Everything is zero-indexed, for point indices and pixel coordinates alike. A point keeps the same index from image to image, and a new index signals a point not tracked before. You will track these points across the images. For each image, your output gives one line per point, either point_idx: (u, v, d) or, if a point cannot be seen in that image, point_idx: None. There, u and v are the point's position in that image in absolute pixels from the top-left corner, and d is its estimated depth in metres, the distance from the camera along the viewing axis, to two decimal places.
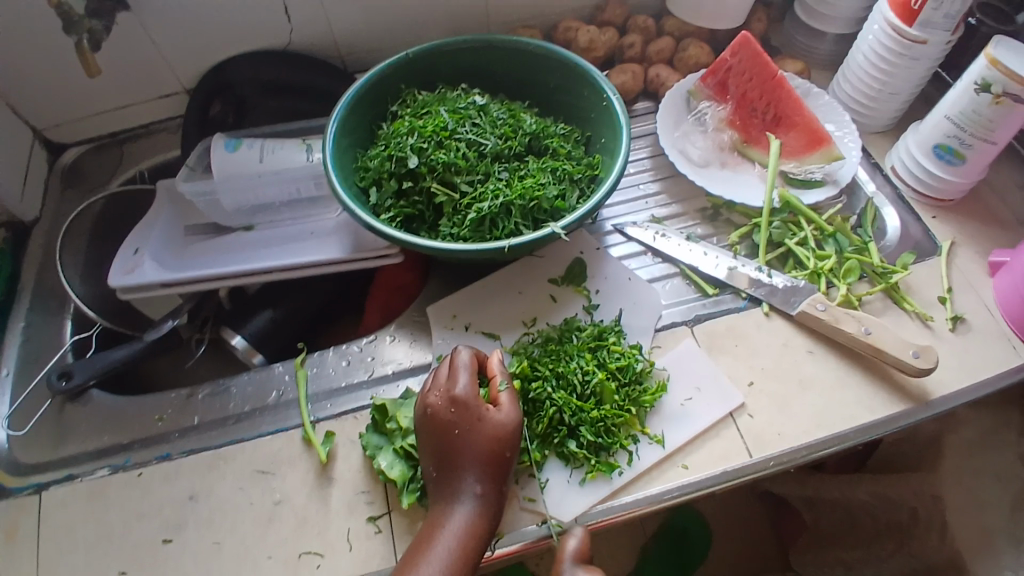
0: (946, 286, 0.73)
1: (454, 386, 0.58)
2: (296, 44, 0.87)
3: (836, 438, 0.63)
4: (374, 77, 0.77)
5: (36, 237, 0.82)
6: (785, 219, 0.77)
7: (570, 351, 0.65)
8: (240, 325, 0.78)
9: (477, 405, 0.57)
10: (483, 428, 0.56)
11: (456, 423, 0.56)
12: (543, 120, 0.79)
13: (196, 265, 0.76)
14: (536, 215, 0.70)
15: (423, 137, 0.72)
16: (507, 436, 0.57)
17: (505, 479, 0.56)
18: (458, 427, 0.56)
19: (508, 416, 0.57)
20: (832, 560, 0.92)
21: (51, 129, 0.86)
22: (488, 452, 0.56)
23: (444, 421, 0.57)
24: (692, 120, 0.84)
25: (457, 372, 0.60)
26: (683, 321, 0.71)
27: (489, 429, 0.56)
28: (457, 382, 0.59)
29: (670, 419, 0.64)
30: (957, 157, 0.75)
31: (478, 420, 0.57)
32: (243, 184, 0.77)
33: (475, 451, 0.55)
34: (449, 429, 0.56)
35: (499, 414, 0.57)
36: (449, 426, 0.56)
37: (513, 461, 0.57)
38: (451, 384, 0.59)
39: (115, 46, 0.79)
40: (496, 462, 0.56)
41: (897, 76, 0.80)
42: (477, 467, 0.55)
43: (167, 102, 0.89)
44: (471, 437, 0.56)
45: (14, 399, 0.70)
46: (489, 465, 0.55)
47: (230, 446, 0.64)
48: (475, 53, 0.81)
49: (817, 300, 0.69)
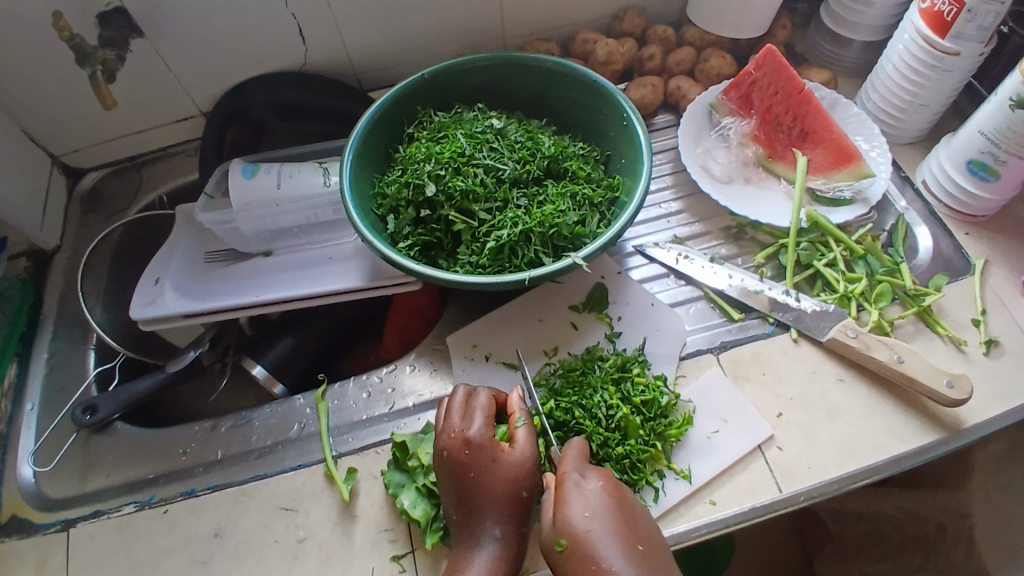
0: (979, 307, 0.71)
1: (468, 428, 0.58)
2: (310, 64, 0.86)
3: (867, 470, 0.61)
4: (389, 100, 0.75)
5: (58, 265, 0.83)
6: (814, 240, 0.75)
7: (594, 384, 0.64)
8: (260, 354, 0.77)
9: (492, 446, 0.57)
10: (499, 469, 0.56)
11: (472, 466, 0.56)
12: (562, 141, 0.78)
13: (216, 293, 0.76)
14: (556, 242, 0.69)
15: (440, 163, 0.71)
16: (525, 476, 0.56)
17: (525, 519, 0.56)
18: (473, 469, 0.56)
19: (524, 455, 0.57)
20: (856, 572, 0.90)
21: (69, 154, 0.86)
22: (506, 493, 0.55)
23: (460, 464, 0.56)
24: (715, 136, 0.82)
25: (471, 412, 0.59)
26: (708, 348, 0.70)
27: (506, 469, 0.56)
28: (471, 423, 0.58)
29: (696, 453, 0.63)
30: (992, 174, 0.72)
31: (494, 461, 0.56)
32: (262, 212, 0.76)
33: (492, 494, 0.55)
34: (465, 472, 0.56)
35: (515, 454, 0.57)
36: (464, 469, 0.56)
37: (533, 500, 0.57)
38: (465, 425, 0.58)
39: (130, 73, 0.79)
40: (514, 502, 0.55)
41: (928, 87, 0.77)
42: (496, 510, 0.54)
43: (183, 125, 0.89)
44: (488, 479, 0.55)
45: (41, 433, 0.71)
46: (508, 507, 0.55)
47: (254, 482, 0.64)
48: (492, 71, 0.79)
49: (847, 326, 0.67)
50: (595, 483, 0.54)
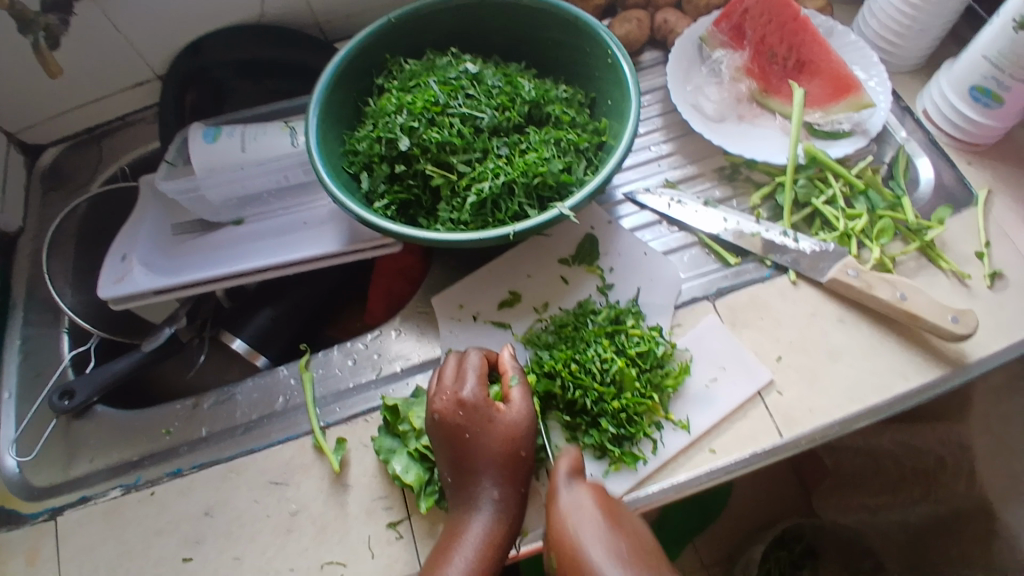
0: (984, 239, 0.68)
1: (460, 388, 0.55)
2: (268, 15, 0.80)
3: (870, 411, 0.60)
4: (354, 48, 0.70)
5: (24, 248, 0.79)
6: (812, 176, 0.72)
7: (586, 338, 0.61)
8: (238, 327, 0.74)
9: (487, 406, 0.55)
10: (495, 429, 0.54)
11: (467, 428, 0.54)
12: (543, 84, 0.73)
13: (187, 267, 0.73)
14: (541, 192, 0.65)
15: (413, 114, 0.67)
16: (522, 435, 0.54)
17: (524, 479, 0.54)
18: (469, 431, 0.54)
19: (520, 413, 0.55)
20: (856, 505, 0.92)
21: (26, 131, 0.81)
22: (503, 454, 0.53)
23: (454, 426, 0.54)
24: (705, 71, 0.78)
25: (464, 372, 0.57)
26: (704, 295, 0.67)
27: (502, 429, 0.54)
28: (464, 384, 0.56)
29: (695, 402, 0.61)
30: (996, 101, 0.68)
31: (489, 422, 0.54)
32: (226, 177, 0.71)
33: (489, 455, 0.53)
34: (460, 434, 0.54)
35: (511, 413, 0.55)
36: (459, 431, 0.54)
37: (531, 460, 0.55)
38: (458, 386, 0.56)
39: (75, 36, 0.73)
40: (512, 462, 0.53)
41: (930, 9, 0.73)
42: (493, 471, 0.53)
43: (141, 91, 0.83)
44: (483, 441, 0.53)
45: (20, 421, 0.69)
46: (506, 468, 0.53)
47: (241, 458, 0.62)
48: (464, 12, 0.73)
49: (847, 265, 0.64)
50: (582, 496, 0.51)
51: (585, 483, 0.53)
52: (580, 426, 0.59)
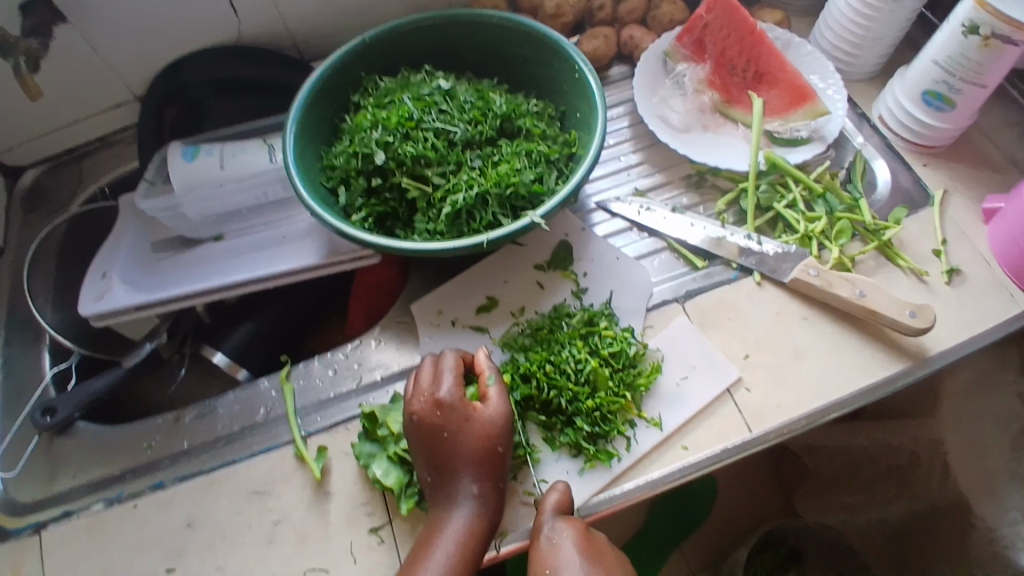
0: (940, 238, 0.71)
1: (437, 389, 0.57)
2: (245, 36, 0.82)
3: (835, 404, 0.62)
4: (330, 67, 0.72)
5: (6, 270, 0.80)
6: (773, 181, 0.75)
7: (561, 340, 0.63)
8: (219, 341, 0.76)
9: (464, 406, 0.56)
10: (472, 427, 0.55)
11: (444, 427, 0.55)
12: (514, 99, 0.75)
13: (168, 283, 0.73)
14: (514, 203, 0.68)
15: (389, 130, 0.69)
16: (499, 432, 0.55)
17: (502, 475, 0.55)
18: (446, 430, 0.55)
19: (496, 411, 0.56)
20: (838, 505, 0.94)
21: (5, 153, 0.82)
22: (480, 451, 0.55)
23: (431, 426, 0.55)
24: (670, 83, 0.81)
25: (441, 374, 0.58)
26: (674, 298, 0.69)
27: (479, 427, 0.55)
28: (441, 385, 0.57)
29: (668, 399, 0.63)
30: (947, 103, 0.72)
31: (466, 421, 0.56)
32: (207, 193, 0.73)
33: (465, 452, 0.54)
34: (438, 434, 0.55)
35: (487, 411, 0.56)
36: (437, 430, 0.55)
37: (508, 456, 0.56)
38: (435, 387, 0.57)
39: (54, 59, 0.75)
40: (489, 459, 0.55)
41: (883, 20, 0.76)
42: (471, 468, 0.54)
43: (121, 112, 0.85)
44: (460, 439, 0.55)
45: (3, 439, 0.69)
46: (483, 464, 0.54)
47: (223, 469, 0.62)
48: (437, 30, 0.76)
49: (809, 265, 0.67)
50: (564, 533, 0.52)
51: (569, 519, 0.54)
52: (555, 425, 0.61)
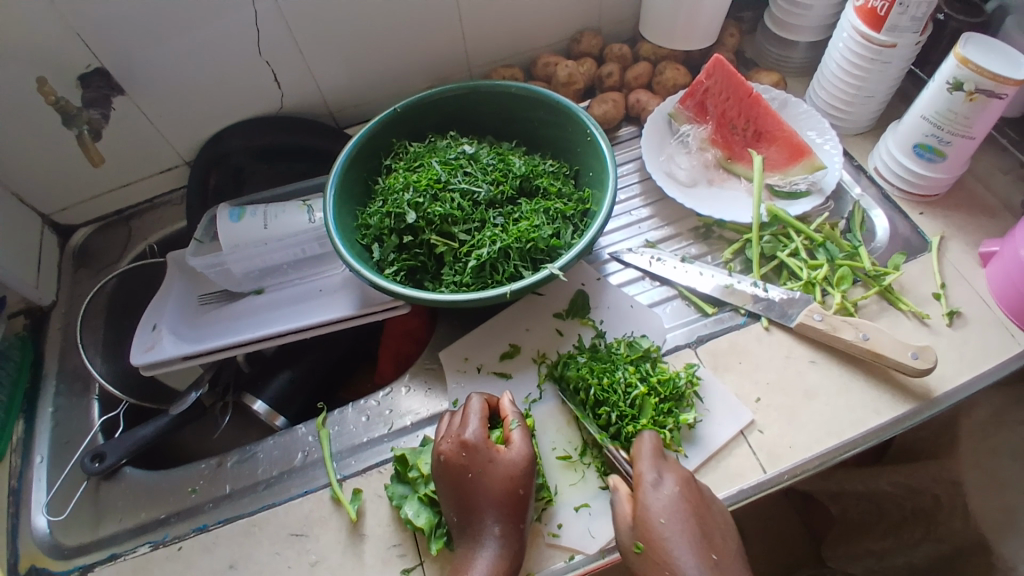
0: (939, 281, 0.75)
1: (463, 431, 0.61)
2: (287, 107, 0.91)
3: (847, 444, 0.65)
4: (365, 135, 0.79)
5: (55, 322, 0.86)
6: (776, 232, 0.80)
7: (617, 362, 0.68)
8: (259, 390, 0.80)
9: (488, 448, 0.60)
10: (495, 469, 0.59)
11: (469, 469, 0.59)
12: (532, 160, 0.82)
13: (212, 335, 0.79)
14: (533, 256, 0.73)
15: (418, 191, 0.75)
16: (521, 474, 0.59)
17: (525, 516, 0.58)
18: (471, 470, 0.59)
19: (519, 454, 0.60)
20: (862, 552, 0.93)
21: (58, 214, 0.89)
22: (502, 492, 0.58)
23: (457, 467, 0.59)
24: (675, 142, 0.87)
25: (467, 417, 0.63)
26: (686, 343, 0.73)
27: (502, 469, 0.59)
28: (467, 427, 0.62)
29: (685, 441, 0.66)
30: (938, 155, 0.77)
31: (490, 462, 0.59)
32: (250, 251, 0.79)
33: (489, 493, 0.58)
34: (464, 473, 0.59)
35: (511, 453, 0.60)
36: (463, 471, 0.59)
37: (531, 497, 0.59)
38: (462, 429, 0.62)
39: (113, 131, 0.83)
40: (512, 501, 0.58)
41: (871, 80, 0.82)
42: (494, 508, 0.57)
43: (168, 175, 0.92)
44: (484, 480, 0.58)
45: (52, 485, 0.73)
46: (505, 505, 0.57)
47: (263, 512, 0.66)
48: (461, 100, 0.83)
49: (813, 311, 0.71)
50: (667, 481, 0.58)
51: (667, 465, 0.60)
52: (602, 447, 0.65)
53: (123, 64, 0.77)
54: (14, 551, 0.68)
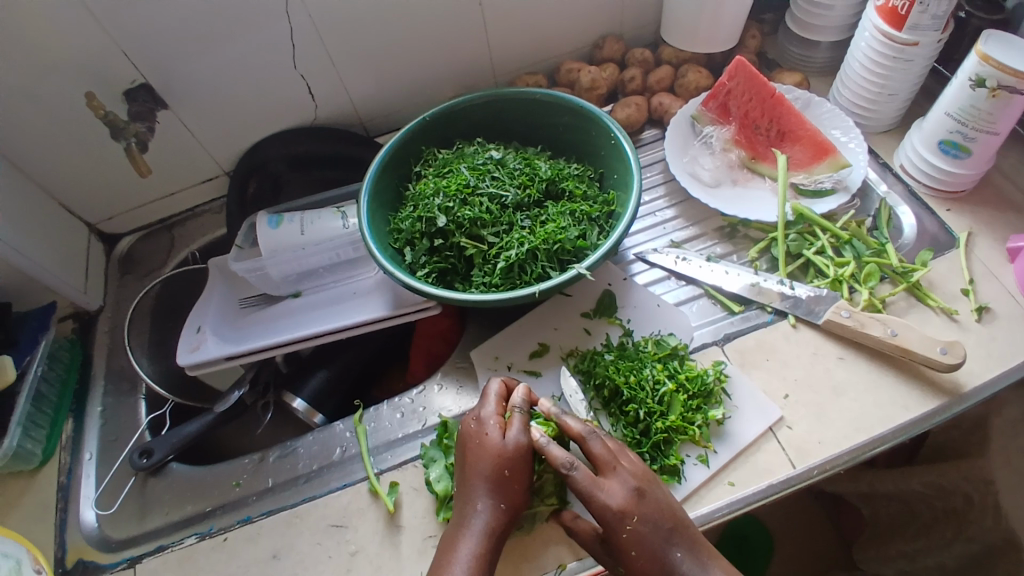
0: (967, 277, 0.75)
1: (480, 408, 0.65)
2: (320, 118, 0.94)
3: (876, 440, 0.65)
4: (396, 143, 0.82)
5: (102, 325, 0.90)
6: (801, 230, 0.81)
7: (645, 360, 0.70)
8: (298, 388, 0.83)
9: (490, 425, 0.62)
10: (488, 445, 0.61)
11: (473, 438, 0.62)
12: (557, 164, 0.84)
13: (253, 336, 0.83)
14: (561, 256, 0.75)
15: (448, 196, 0.77)
16: (509, 455, 0.60)
17: (510, 496, 0.59)
18: (471, 443, 0.62)
19: (514, 438, 0.60)
20: (894, 553, 0.93)
21: (104, 222, 0.94)
22: (490, 468, 0.60)
23: (464, 438, 0.63)
24: (699, 144, 0.88)
25: (487, 397, 0.66)
26: (713, 341, 0.75)
27: (494, 447, 0.60)
28: (485, 405, 0.65)
29: (712, 436, 0.67)
30: (963, 151, 0.77)
31: (486, 437, 0.61)
32: (289, 256, 0.83)
33: (478, 466, 0.60)
34: (466, 445, 0.62)
35: (507, 434, 0.61)
36: (469, 442, 0.62)
37: (520, 481, 0.60)
38: (479, 407, 0.65)
39: (158, 143, 0.87)
40: (497, 478, 0.59)
41: (895, 78, 0.83)
42: (480, 483, 0.59)
43: (209, 185, 0.97)
44: (477, 453, 0.61)
45: (100, 481, 0.77)
46: (490, 481, 0.59)
47: (304, 504, 0.69)
48: (488, 107, 0.86)
49: (840, 307, 0.72)
50: (621, 504, 0.57)
51: (605, 482, 0.58)
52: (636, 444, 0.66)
53: (165, 78, 0.81)
54: (62, 545, 0.72)
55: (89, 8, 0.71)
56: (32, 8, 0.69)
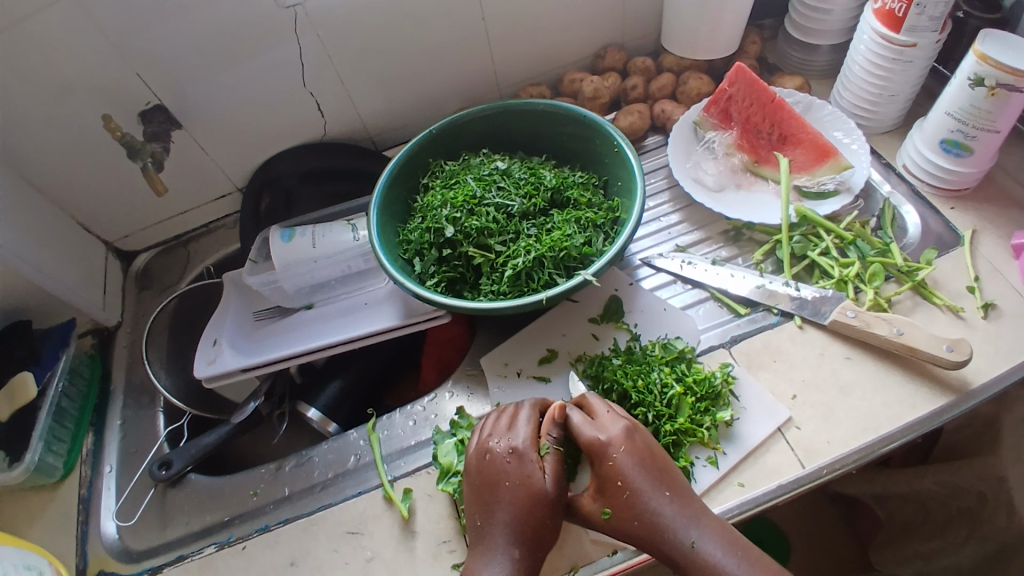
0: (972, 274, 0.75)
1: (514, 438, 0.65)
2: (330, 133, 0.96)
3: (884, 439, 0.65)
4: (403, 156, 0.84)
5: (121, 340, 0.92)
6: (806, 232, 0.81)
7: (652, 364, 0.71)
8: (312, 398, 0.85)
9: (530, 465, 0.63)
10: (528, 487, 0.62)
11: (507, 476, 0.63)
12: (562, 173, 0.85)
13: (267, 348, 0.84)
14: (567, 263, 0.76)
15: (455, 207, 0.79)
16: (547, 503, 0.61)
17: (540, 546, 0.60)
18: (506, 479, 0.62)
19: (553, 484, 0.62)
20: (911, 554, 0.92)
21: (122, 240, 0.96)
22: (527, 513, 0.60)
23: (497, 470, 0.63)
24: (702, 149, 0.89)
25: (517, 424, 0.66)
26: (720, 344, 0.75)
27: (533, 491, 0.61)
28: (518, 434, 0.65)
29: (721, 438, 0.68)
30: (965, 150, 0.78)
31: (527, 479, 0.62)
32: (301, 269, 0.85)
33: (515, 507, 0.61)
34: (499, 480, 0.63)
35: (546, 480, 0.62)
36: (504, 479, 0.62)
37: (549, 526, 0.61)
38: (512, 436, 0.65)
39: (173, 163, 0.90)
40: (531, 525, 0.60)
41: (895, 79, 0.83)
42: (512, 524, 0.60)
43: (222, 202, 0.99)
44: (515, 493, 0.61)
45: (121, 492, 0.79)
46: (524, 526, 0.60)
47: (321, 511, 0.70)
48: (493, 118, 0.88)
49: (845, 308, 0.72)
50: (612, 440, 0.62)
51: (599, 419, 0.64)
52: None
53: (178, 99, 0.83)
54: (84, 557, 0.73)
55: (107, 34, 0.74)
56: (54, 37, 0.72)
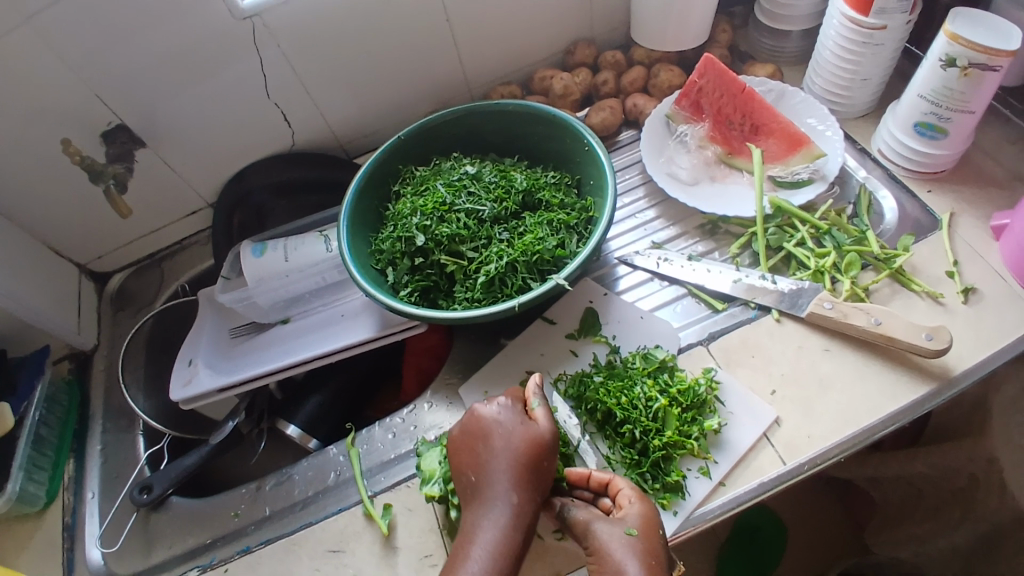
0: (951, 259, 0.74)
1: (497, 401, 0.65)
2: (298, 143, 0.95)
3: (865, 431, 0.65)
4: (372, 165, 0.83)
5: (99, 363, 0.91)
6: (780, 224, 0.81)
7: (635, 377, 0.70)
8: (291, 415, 0.84)
9: (519, 419, 0.63)
10: (522, 434, 0.61)
11: (496, 431, 0.62)
12: (534, 174, 0.84)
13: (243, 365, 0.83)
14: (540, 267, 0.75)
15: (425, 215, 0.78)
16: (544, 447, 0.61)
17: (539, 490, 0.59)
18: (498, 434, 0.62)
19: (546, 428, 0.62)
20: (905, 536, 0.92)
21: (94, 262, 0.95)
22: (524, 458, 0.60)
23: (485, 430, 0.62)
24: (674, 143, 0.88)
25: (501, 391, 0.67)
26: (698, 341, 0.75)
27: (528, 437, 0.61)
28: (501, 398, 0.65)
29: (711, 447, 0.67)
30: (939, 132, 0.77)
31: (519, 429, 0.62)
32: (274, 284, 0.83)
33: (511, 455, 0.60)
34: (490, 436, 0.62)
35: (538, 426, 0.62)
36: (494, 435, 0.62)
37: (547, 472, 0.60)
38: (495, 400, 0.65)
39: (140, 182, 0.88)
40: (529, 469, 0.59)
41: (866, 63, 0.82)
42: (510, 471, 0.59)
43: (195, 218, 0.97)
44: (511, 442, 0.61)
45: (104, 517, 0.78)
46: (523, 471, 0.59)
47: (302, 531, 0.70)
48: (460, 122, 0.86)
49: (823, 299, 0.72)
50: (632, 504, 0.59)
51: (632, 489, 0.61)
52: (642, 465, 0.66)
53: (139, 119, 0.82)
54: None
55: (60, 56, 0.73)
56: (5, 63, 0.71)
